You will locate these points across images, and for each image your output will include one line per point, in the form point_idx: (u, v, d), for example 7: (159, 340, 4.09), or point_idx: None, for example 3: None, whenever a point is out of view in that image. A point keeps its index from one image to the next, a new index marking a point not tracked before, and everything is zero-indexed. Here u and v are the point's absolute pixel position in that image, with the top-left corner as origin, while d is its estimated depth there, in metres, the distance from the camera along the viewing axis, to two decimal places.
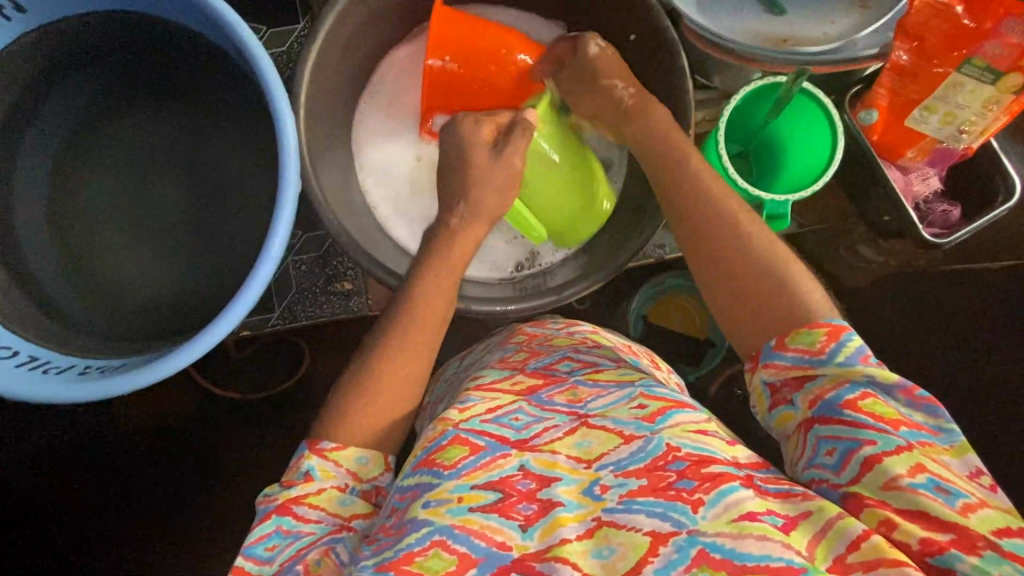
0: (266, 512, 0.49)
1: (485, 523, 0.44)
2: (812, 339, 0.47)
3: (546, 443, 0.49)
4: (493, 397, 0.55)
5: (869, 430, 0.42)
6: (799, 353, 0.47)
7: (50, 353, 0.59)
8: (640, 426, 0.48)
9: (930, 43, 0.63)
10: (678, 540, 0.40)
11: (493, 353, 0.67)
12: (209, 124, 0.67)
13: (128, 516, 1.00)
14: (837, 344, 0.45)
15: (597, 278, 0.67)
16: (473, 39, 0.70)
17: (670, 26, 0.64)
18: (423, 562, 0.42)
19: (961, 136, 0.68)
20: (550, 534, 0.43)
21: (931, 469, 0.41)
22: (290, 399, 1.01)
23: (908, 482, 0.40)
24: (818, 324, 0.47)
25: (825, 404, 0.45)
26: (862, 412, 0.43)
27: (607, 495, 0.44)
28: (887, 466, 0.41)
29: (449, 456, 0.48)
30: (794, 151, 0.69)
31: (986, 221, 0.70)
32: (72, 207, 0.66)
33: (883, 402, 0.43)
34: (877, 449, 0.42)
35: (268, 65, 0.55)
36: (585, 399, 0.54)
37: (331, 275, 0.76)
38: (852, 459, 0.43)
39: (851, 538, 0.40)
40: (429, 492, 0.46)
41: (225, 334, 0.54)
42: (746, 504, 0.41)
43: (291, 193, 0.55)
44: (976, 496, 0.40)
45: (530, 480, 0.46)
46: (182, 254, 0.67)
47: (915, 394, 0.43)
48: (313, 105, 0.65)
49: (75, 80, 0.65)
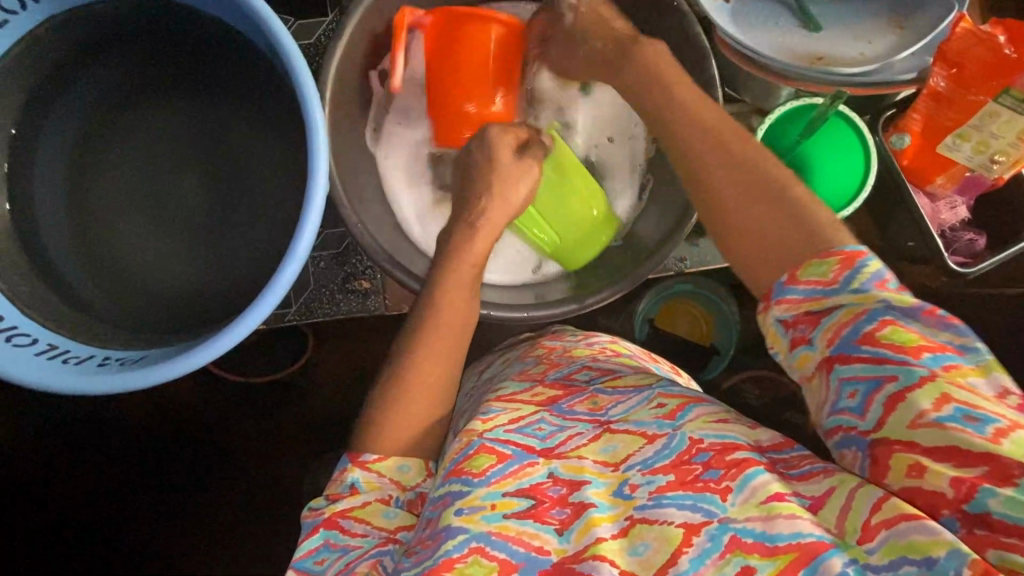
0: (314, 526, 0.50)
1: (520, 530, 0.44)
2: (824, 270, 0.41)
3: (573, 449, 0.50)
4: (516, 407, 0.55)
5: (891, 365, 0.38)
6: (811, 286, 0.41)
7: (69, 343, 0.59)
8: (662, 424, 0.48)
9: (968, 70, 0.62)
10: (710, 528, 0.41)
11: (513, 367, 0.67)
12: (234, 116, 0.66)
13: (134, 500, 1.00)
14: (851, 274, 0.40)
15: (620, 284, 0.67)
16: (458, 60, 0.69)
17: (699, 32, 0.62)
18: (463, 569, 0.43)
19: (993, 166, 0.67)
20: (585, 535, 0.43)
21: (958, 398, 0.36)
22: (299, 390, 1.02)
23: (935, 418, 0.36)
24: (830, 252, 0.41)
25: (842, 338, 0.40)
26: (881, 345, 0.38)
27: (637, 492, 0.45)
28: (913, 402, 0.37)
29: (477, 465, 0.48)
30: (821, 172, 0.67)
31: (1011, 253, 0.69)
32: (94, 193, 0.65)
33: (905, 329, 0.38)
34: (900, 385, 0.38)
35: (298, 59, 0.54)
36: (605, 406, 0.53)
37: (350, 273, 0.75)
38: (875, 399, 0.39)
39: (873, 503, 0.38)
40: (461, 499, 0.46)
41: (246, 333, 0.54)
42: (772, 486, 0.41)
43: (319, 192, 0.54)
44: (1007, 419, 0.35)
45: (561, 486, 0.47)
46: (203, 245, 0.66)
47: (939, 314, 0.38)
48: (336, 100, 0.64)
49: (101, 67, 0.64)
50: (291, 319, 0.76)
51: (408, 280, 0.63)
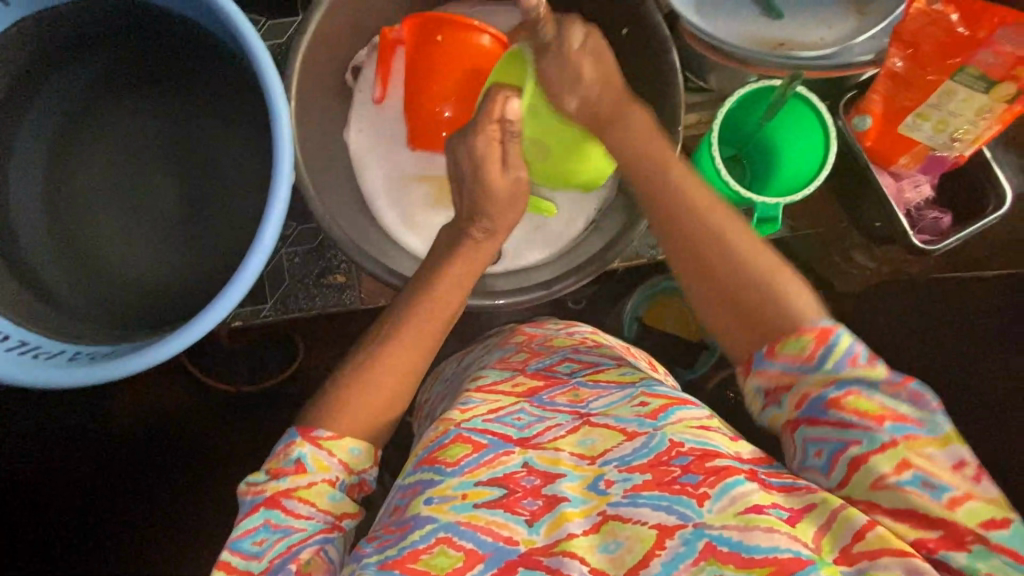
0: (254, 504, 0.50)
1: (490, 519, 0.44)
2: (800, 348, 0.47)
3: (550, 441, 0.50)
4: (495, 399, 0.55)
5: (854, 429, 0.44)
6: (788, 361, 0.47)
7: (41, 339, 0.59)
8: (642, 423, 0.48)
9: (924, 50, 0.63)
10: (685, 533, 0.41)
11: (493, 352, 0.67)
12: (205, 113, 0.67)
13: (118, 504, 0.99)
14: (823, 350, 0.46)
15: (587, 270, 0.68)
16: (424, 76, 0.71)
17: (661, 21, 0.63)
18: (429, 560, 0.43)
19: (953, 144, 0.68)
20: (556, 529, 0.44)
21: (915, 465, 0.42)
22: (282, 389, 1.02)
23: (894, 481, 0.42)
24: (805, 329, 0.47)
25: (811, 405, 0.46)
26: (846, 411, 0.44)
27: (612, 488, 0.45)
28: (873, 466, 0.43)
29: (451, 453, 0.49)
30: (783, 153, 0.69)
31: (975, 230, 0.70)
32: (68, 193, 0.66)
33: (868, 398, 0.44)
34: (863, 449, 0.43)
35: (262, 51, 0.55)
36: (586, 399, 0.54)
37: (326, 267, 0.76)
38: (840, 459, 0.44)
39: (856, 530, 0.41)
40: (432, 489, 0.47)
41: (214, 323, 0.54)
42: (752, 498, 0.42)
43: (285, 182, 0.55)
44: (959, 489, 0.41)
45: (535, 477, 0.47)
46: (175, 242, 0.67)
47: (902, 388, 0.44)
48: (305, 98, 0.65)
49: (72, 67, 0.65)
50: (267, 314, 0.76)
51: (390, 279, 0.65)
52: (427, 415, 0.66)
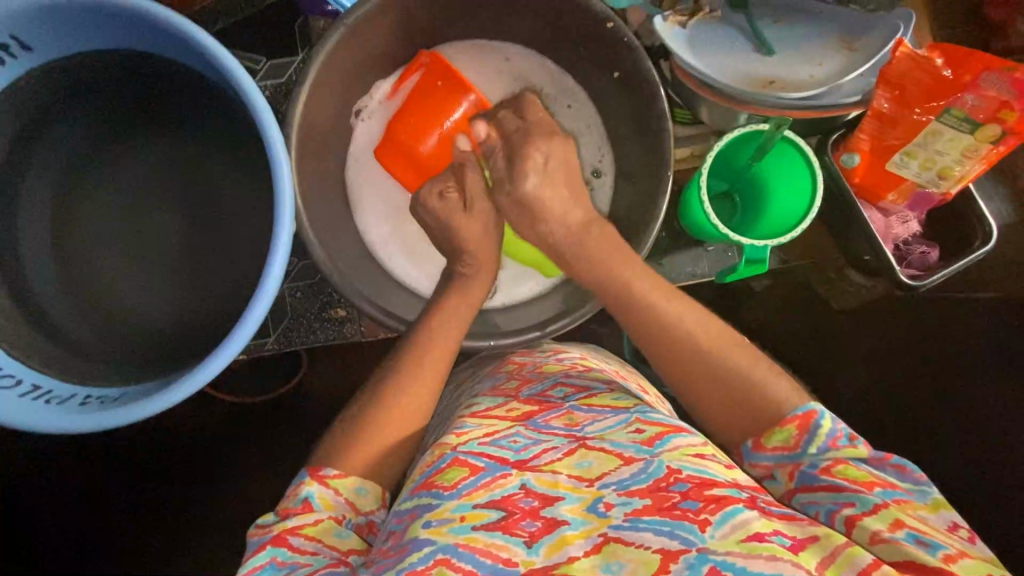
0: (260, 543, 0.50)
1: (489, 542, 0.45)
2: (786, 437, 0.50)
3: (546, 463, 0.51)
4: (490, 423, 0.56)
5: (845, 492, 0.45)
6: (776, 450, 0.50)
7: (53, 383, 0.61)
8: (640, 449, 0.50)
9: (909, 92, 0.65)
10: (688, 557, 0.41)
11: (484, 382, 0.69)
12: (209, 157, 0.69)
13: (127, 524, 1.02)
14: (808, 436, 0.49)
15: (581, 310, 0.69)
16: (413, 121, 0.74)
17: (652, 67, 0.64)
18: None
19: (939, 181, 0.69)
20: (557, 552, 0.44)
21: (908, 524, 0.42)
22: (285, 412, 1.04)
23: (889, 536, 0.42)
24: (787, 419, 0.50)
25: (802, 474, 0.49)
26: (836, 478, 0.46)
27: (612, 511, 0.46)
28: (866, 524, 0.43)
29: (448, 478, 0.50)
30: (773, 191, 0.71)
31: (966, 263, 0.71)
32: (77, 237, 0.68)
33: (855, 468, 0.46)
34: (855, 510, 0.44)
35: (263, 106, 0.56)
36: (581, 423, 0.56)
37: (326, 303, 0.78)
38: (835, 519, 0.45)
39: (861, 566, 0.40)
40: (430, 513, 0.48)
41: (218, 372, 0.56)
42: (753, 525, 0.42)
43: (285, 236, 0.57)
44: (956, 547, 0.41)
45: (533, 498, 0.48)
46: (181, 284, 0.69)
47: (888, 461, 0.46)
48: (304, 142, 0.66)
49: (79, 113, 0.67)
50: (270, 348, 0.78)
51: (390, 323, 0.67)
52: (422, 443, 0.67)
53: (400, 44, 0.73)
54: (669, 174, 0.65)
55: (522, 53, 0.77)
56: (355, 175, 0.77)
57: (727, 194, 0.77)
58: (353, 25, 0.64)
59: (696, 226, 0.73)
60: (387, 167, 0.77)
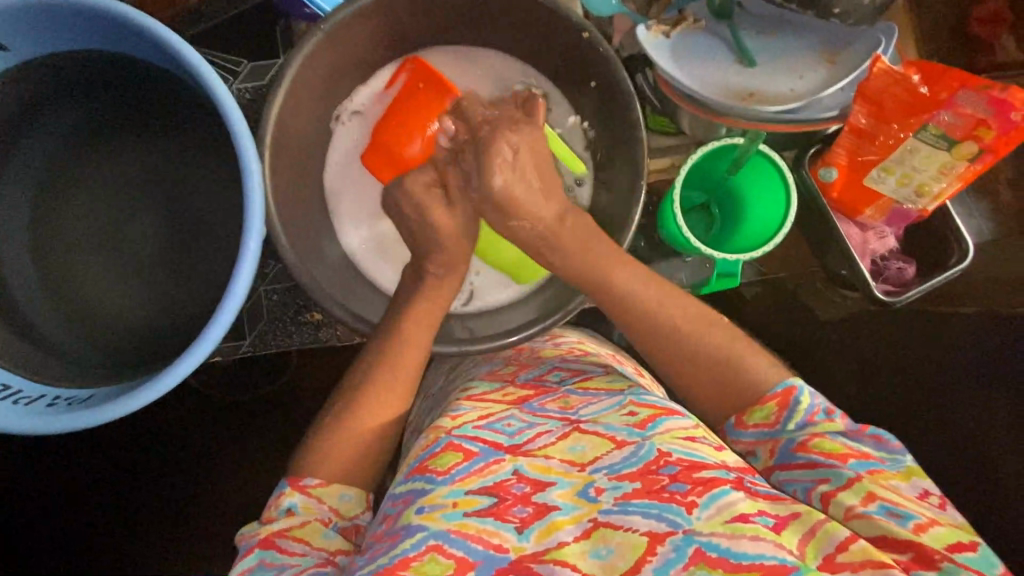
0: (248, 548, 0.52)
1: (480, 527, 0.46)
2: (766, 413, 0.53)
3: (539, 448, 0.52)
4: (485, 406, 0.58)
5: (822, 469, 0.48)
6: (758, 428, 0.53)
7: (23, 383, 0.61)
8: (632, 432, 0.51)
9: (887, 108, 0.64)
10: (676, 539, 0.43)
11: (480, 366, 0.71)
12: (186, 158, 0.69)
13: (107, 521, 1.02)
14: (788, 413, 0.52)
15: (553, 315, 0.68)
16: (398, 118, 0.74)
17: (628, 77, 0.63)
18: (419, 567, 0.45)
19: (917, 198, 0.69)
20: (547, 537, 0.46)
21: (881, 496, 0.45)
22: (265, 413, 1.03)
23: (863, 511, 0.44)
24: (768, 397, 0.53)
25: (782, 452, 0.51)
26: (813, 453, 0.49)
27: (603, 496, 0.47)
28: (841, 500, 0.46)
29: (442, 462, 0.50)
30: (752, 205, 0.70)
31: (939, 282, 0.70)
32: (52, 237, 0.68)
33: (833, 442, 0.49)
34: (830, 486, 0.47)
35: (235, 111, 0.56)
36: (576, 406, 0.57)
37: (303, 305, 0.78)
38: (814, 495, 0.48)
39: (839, 541, 0.42)
40: (422, 498, 0.48)
41: (185, 373, 0.57)
42: (737, 506, 0.44)
43: (254, 240, 0.57)
44: (926, 515, 0.44)
45: (525, 484, 0.49)
46: (157, 285, 0.69)
47: (865, 432, 0.49)
48: (281, 146, 0.66)
49: (55, 114, 0.67)
50: (245, 350, 0.78)
51: (353, 321, 0.67)
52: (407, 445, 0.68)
53: (380, 48, 0.72)
54: (643, 184, 0.65)
55: (501, 56, 0.77)
56: (334, 179, 0.77)
57: (705, 206, 0.77)
58: (329, 31, 0.64)
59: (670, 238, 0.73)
60: (370, 170, 0.76)
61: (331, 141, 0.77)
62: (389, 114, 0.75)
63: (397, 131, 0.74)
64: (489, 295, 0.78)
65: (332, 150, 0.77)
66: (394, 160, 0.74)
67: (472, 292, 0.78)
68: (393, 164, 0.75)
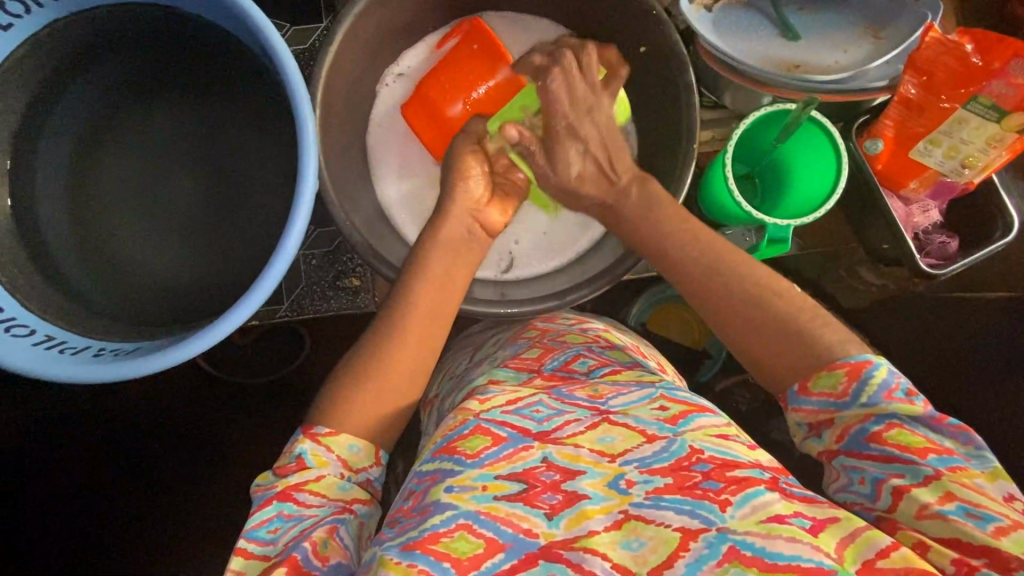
0: (265, 499, 0.50)
1: (510, 511, 0.43)
2: (835, 383, 0.49)
3: (568, 436, 0.49)
4: (514, 389, 0.55)
5: (897, 463, 0.45)
6: (824, 397, 0.49)
7: (67, 334, 0.60)
8: (663, 427, 0.49)
9: (938, 77, 0.65)
10: (709, 536, 0.40)
11: (506, 348, 0.66)
12: (230, 116, 0.69)
13: (126, 491, 1.01)
14: (859, 385, 0.47)
15: (601, 282, 0.68)
16: (446, 86, 0.73)
17: (680, 41, 0.63)
18: (449, 543, 0.42)
19: (963, 171, 0.69)
20: (576, 525, 0.43)
21: (960, 497, 0.42)
22: (288, 385, 1.03)
23: (937, 511, 0.43)
24: (839, 365, 0.49)
25: (853, 437, 0.48)
26: (888, 445, 0.46)
27: (633, 489, 0.44)
28: (915, 495, 0.44)
29: (471, 445, 0.48)
30: (800, 174, 0.70)
31: (984, 255, 0.71)
32: (91, 192, 0.67)
33: (911, 433, 0.45)
34: (905, 481, 0.45)
35: (291, 63, 0.56)
36: (605, 396, 0.54)
37: (341, 271, 0.77)
38: (883, 488, 0.46)
39: (879, 548, 0.39)
40: (451, 479, 0.46)
41: (236, 325, 0.55)
42: (774, 507, 0.42)
43: (309, 191, 0.56)
44: (1011, 519, 0.41)
45: (554, 472, 0.46)
46: (197, 243, 0.68)
47: (946, 424, 0.45)
48: (328, 105, 0.66)
49: (99, 67, 0.67)
50: (282, 315, 0.78)
51: (384, 270, 0.65)
52: (437, 407, 0.67)
53: (426, 13, 0.72)
54: (694, 146, 0.65)
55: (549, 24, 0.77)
56: (377, 138, 0.77)
57: (749, 176, 0.77)
58: None
59: (717, 205, 0.73)
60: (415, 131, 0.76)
61: (374, 100, 0.76)
62: (432, 81, 0.74)
63: (446, 99, 0.73)
64: (530, 263, 0.78)
65: (376, 108, 0.77)
66: (447, 130, 0.74)
67: (513, 259, 0.78)
68: (447, 134, 0.74)
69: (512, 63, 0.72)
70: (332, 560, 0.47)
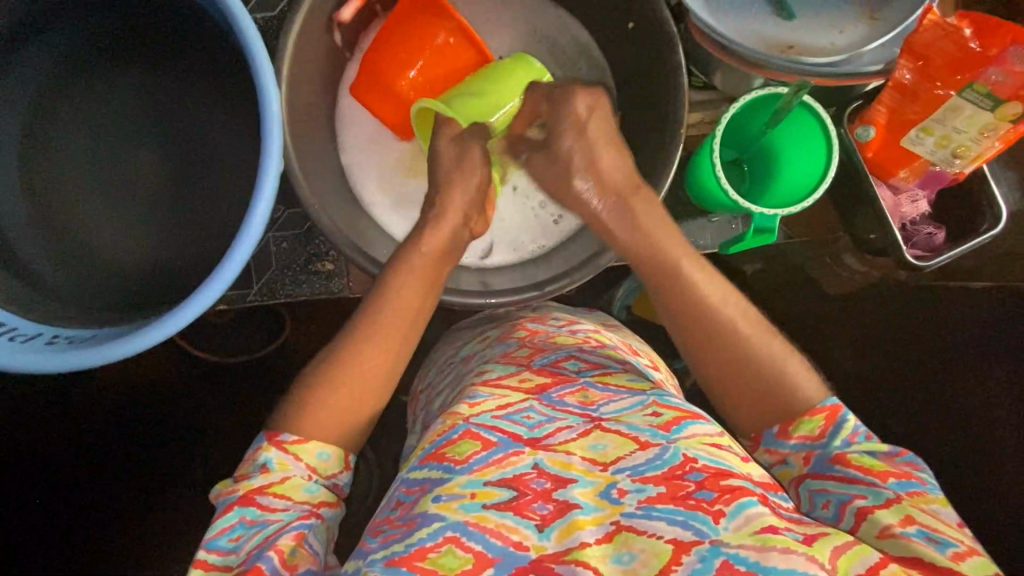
0: (227, 504, 0.48)
1: (500, 522, 0.42)
2: (812, 427, 0.49)
3: (560, 443, 0.47)
4: (503, 393, 0.52)
5: (859, 485, 0.45)
6: (801, 438, 0.49)
7: (15, 320, 0.56)
8: (656, 434, 0.46)
9: (933, 63, 0.63)
10: (702, 549, 0.39)
11: (494, 347, 0.64)
12: (194, 87, 0.64)
13: (96, 475, 0.99)
14: (834, 428, 0.48)
15: (582, 272, 0.65)
16: (394, 48, 0.68)
17: (669, 15, 0.60)
18: (436, 559, 0.41)
19: (954, 161, 0.68)
20: (568, 536, 0.41)
21: (919, 520, 0.41)
22: (265, 367, 1.00)
23: (900, 532, 0.41)
24: (817, 410, 0.49)
25: (818, 462, 0.48)
26: (851, 467, 0.46)
27: (626, 499, 0.43)
28: (878, 517, 0.42)
29: (460, 451, 0.46)
30: (786, 164, 0.69)
31: (972, 246, 0.71)
32: (44, 167, 0.63)
33: (872, 461, 0.46)
34: (867, 502, 0.43)
35: (252, 32, 0.52)
36: (597, 403, 0.51)
37: (314, 254, 0.74)
38: (846, 511, 0.44)
39: (867, 564, 0.38)
40: (440, 487, 0.44)
41: (198, 312, 0.52)
42: (768, 518, 0.40)
43: (273, 172, 0.53)
44: (965, 545, 0.40)
45: (546, 480, 0.44)
46: (158, 224, 0.65)
47: (902, 458, 0.46)
48: (296, 77, 0.62)
49: (49, 30, 0.62)
50: (253, 299, 0.75)
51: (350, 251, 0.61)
52: (424, 405, 0.66)
53: None
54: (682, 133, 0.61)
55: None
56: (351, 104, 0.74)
57: (737, 162, 0.75)
58: None
59: (701, 187, 0.70)
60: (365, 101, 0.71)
61: (348, 57, 0.72)
62: (383, 44, 0.68)
63: (396, 64, 0.68)
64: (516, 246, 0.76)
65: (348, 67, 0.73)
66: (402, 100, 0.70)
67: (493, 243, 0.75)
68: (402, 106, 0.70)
69: (459, 19, 0.66)
70: (300, 568, 0.46)
